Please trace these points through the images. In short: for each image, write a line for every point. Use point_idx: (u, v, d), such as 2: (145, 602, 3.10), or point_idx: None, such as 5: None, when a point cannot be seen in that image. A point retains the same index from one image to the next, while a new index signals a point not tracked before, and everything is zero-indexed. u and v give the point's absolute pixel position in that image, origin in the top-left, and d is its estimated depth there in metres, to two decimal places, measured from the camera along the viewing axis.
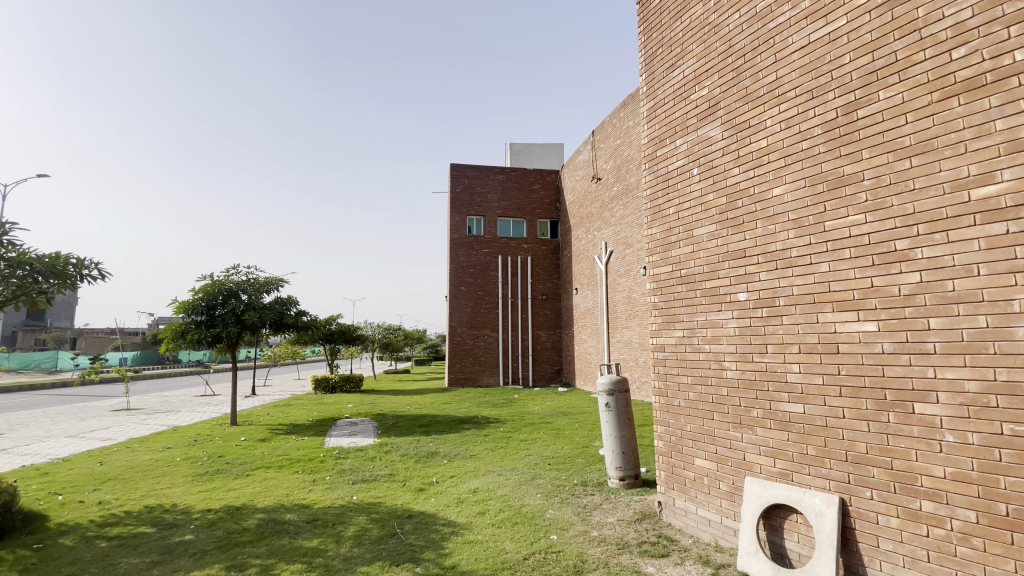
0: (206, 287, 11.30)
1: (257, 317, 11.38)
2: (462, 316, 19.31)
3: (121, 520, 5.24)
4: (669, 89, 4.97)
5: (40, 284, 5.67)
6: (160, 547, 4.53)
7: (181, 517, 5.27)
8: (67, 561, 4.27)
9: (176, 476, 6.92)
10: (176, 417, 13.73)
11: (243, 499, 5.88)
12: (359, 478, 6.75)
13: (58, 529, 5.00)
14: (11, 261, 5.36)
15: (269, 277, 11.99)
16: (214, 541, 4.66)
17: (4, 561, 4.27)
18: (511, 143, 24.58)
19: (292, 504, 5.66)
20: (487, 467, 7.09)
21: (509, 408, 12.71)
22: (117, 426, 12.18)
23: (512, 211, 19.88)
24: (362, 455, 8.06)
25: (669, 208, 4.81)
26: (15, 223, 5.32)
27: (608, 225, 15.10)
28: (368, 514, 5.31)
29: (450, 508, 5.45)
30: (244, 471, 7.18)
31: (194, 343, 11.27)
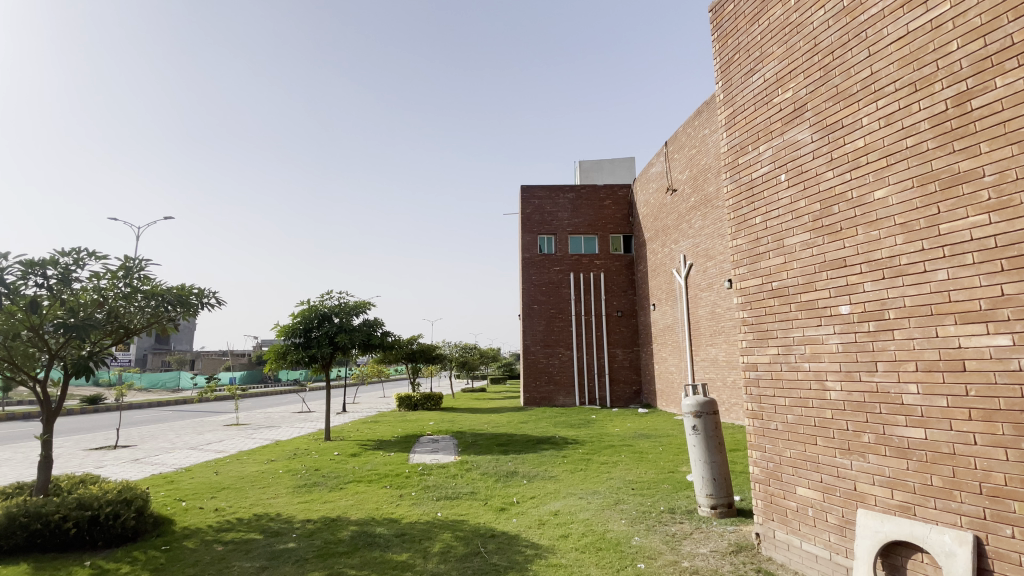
0: (304, 311, 12.31)
1: (348, 338, 12.14)
2: (536, 335, 19.36)
3: (233, 527, 5.74)
4: (747, 95, 4.77)
5: (169, 312, 6.46)
6: (268, 553, 4.91)
7: (285, 526, 5.68)
8: (189, 563, 4.74)
9: (279, 487, 7.47)
10: (277, 432, 14.92)
11: (338, 511, 6.24)
12: (442, 495, 6.90)
13: (182, 533, 5.58)
14: (146, 293, 6.18)
15: (358, 301, 12.80)
16: (314, 549, 4.97)
17: (139, 560, 4.82)
18: (580, 161, 24.60)
19: (382, 518, 5.91)
20: (567, 489, 6.97)
21: (588, 429, 12.46)
22: (228, 439, 13.44)
23: (583, 228, 19.80)
24: (444, 472, 8.25)
25: (755, 217, 4.57)
26: (147, 260, 6.14)
27: (686, 238, 14.58)
28: (453, 531, 5.41)
29: (532, 529, 5.41)
30: (338, 484, 7.62)
31: (294, 363, 12.25)
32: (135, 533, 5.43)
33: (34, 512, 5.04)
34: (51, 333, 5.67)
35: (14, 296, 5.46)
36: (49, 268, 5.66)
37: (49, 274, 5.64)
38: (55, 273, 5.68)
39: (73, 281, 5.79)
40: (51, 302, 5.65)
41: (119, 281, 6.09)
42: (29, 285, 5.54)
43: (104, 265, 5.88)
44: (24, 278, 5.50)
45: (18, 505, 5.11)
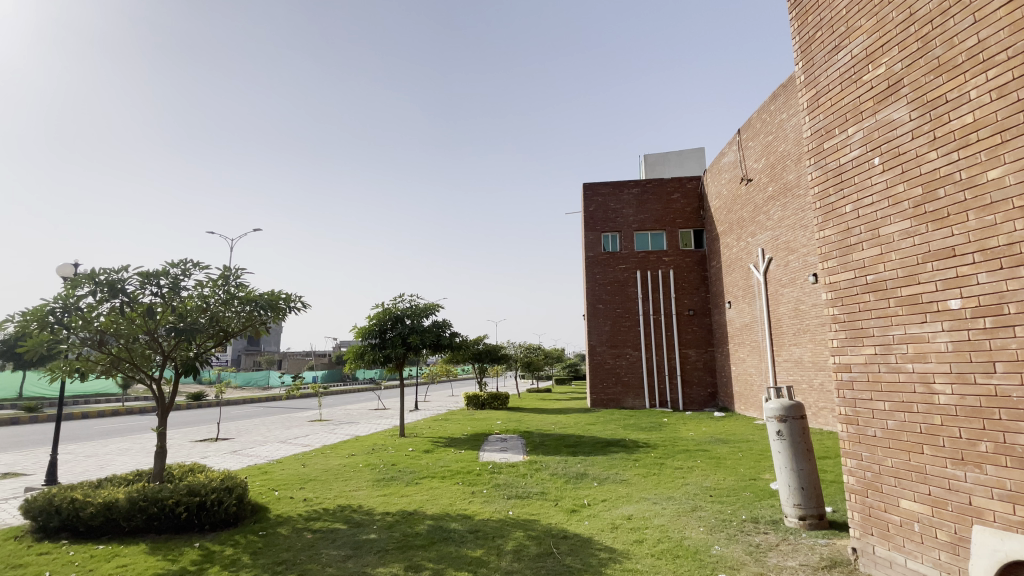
0: (378, 313, 12.93)
1: (419, 339, 12.59)
2: (602, 335, 19.06)
3: (321, 516, 6.14)
4: (832, 74, 4.43)
5: (261, 316, 7.04)
6: (352, 542, 5.20)
7: (367, 518, 5.99)
8: (283, 548, 5.12)
9: (360, 480, 7.90)
10: (356, 428, 15.78)
11: (415, 505, 6.49)
12: (513, 493, 6.98)
13: (276, 520, 6.05)
14: (242, 299, 6.76)
15: (428, 303, 13.24)
16: (394, 541, 5.19)
17: (240, 544, 5.27)
18: (645, 155, 23.92)
19: (456, 514, 6.07)
20: (640, 493, 6.80)
21: (659, 432, 12.10)
22: (312, 434, 14.37)
23: (650, 224, 19.24)
24: (514, 471, 8.33)
25: (845, 205, 4.22)
26: (242, 269, 6.70)
27: (763, 230, 13.76)
28: (525, 530, 5.46)
29: (604, 532, 5.33)
30: (414, 479, 7.92)
31: (371, 363, 12.89)
32: (236, 519, 5.95)
33: (152, 497, 5.65)
34: (164, 336, 6.35)
35: (134, 303, 6.18)
36: (162, 278, 6.34)
37: (161, 284, 6.32)
38: (166, 283, 6.36)
39: (182, 289, 6.46)
40: (163, 309, 6.33)
41: (219, 289, 6.70)
42: (146, 294, 6.25)
43: (206, 274, 6.49)
44: (142, 287, 6.21)
45: (138, 491, 5.74)
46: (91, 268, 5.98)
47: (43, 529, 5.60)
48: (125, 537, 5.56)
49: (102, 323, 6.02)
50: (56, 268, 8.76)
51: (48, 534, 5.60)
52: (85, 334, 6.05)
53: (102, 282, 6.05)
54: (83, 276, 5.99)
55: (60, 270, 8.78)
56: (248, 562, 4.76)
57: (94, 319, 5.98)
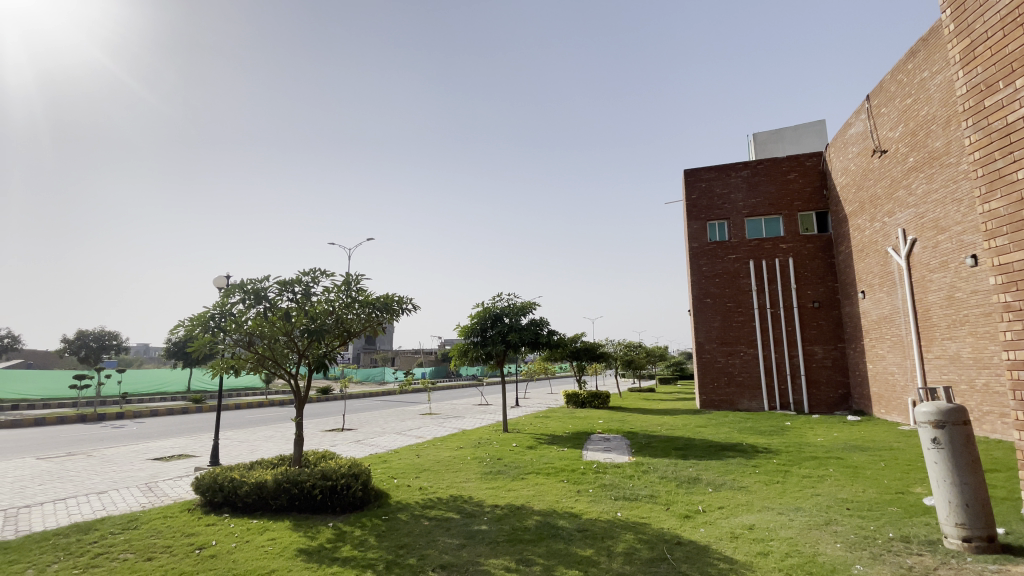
0: (479, 313, 13.38)
1: (518, 337, 12.82)
2: (711, 331, 17.95)
3: (435, 505, 6.49)
4: (990, 19, 3.73)
5: (378, 318, 7.64)
6: (466, 532, 5.42)
7: (477, 509, 6.21)
8: (404, 532, 5.49)
9: (469, 473, 8.24)
10: (462, 423, 16.47)
11: (522, 499, 6.60)
12: (620, 494, 6.81)
13: (395, 506, 6.52)
14: (361, 302, 7.40)
15: (524, 302, 13.42)
16: (504, 534, 5.32)
17: (367, 526, 5.74)
18: (754, 134, 22.10)
19: (564, 512, 6.07)
20: (762, 502, 6.26)
21: (781, 437, 11.08)
22: (422, 427, 15.27)
23: (763, 208, 17.74)
24: (620, 472, 8.12)
25: (1017, 171, 3.53)
26: (360, 275, 7.31)
27: (903, 208, 12.03)
28: (636, 533, 5.30)
29: (723, 541, 5.00)
30: (521, 474, 8.07)
31: (473, 360, 13.38)
32: (362, 503, 6.50)
33: (293, 480, 6.37)
34: (298, 337, 7.13)
35: (275, 308, 7.03)
36: (296, 285, 7.12)
37: (295, 290, 7.10)
38: (300, 289, 7.14)
39: (312, 295, 7.21)
40: (298, 312, 7.14)
41: (342, 293, 7.37)
42: (284, 300, 7.09)
43: (332, 281, 7.18)
44: (281, 294, 7.04)
45: (282, 474, 6.50)
46: (241, 279, 6.90)
47: (210, 503, 6.56)
48: (273, 514, 6.32)
49: (250, 325, 6.90)
50: (213, 280, 10.22)
51: (213, 508, 6.54)
52: (237, 336, 6.98)
53: (249, 291, 6.95)
54: (235, 286, 6.92)
55: (215, 282, 10.23)
56: (374, 543, 5.16)
57: (243, 323, 6.88)
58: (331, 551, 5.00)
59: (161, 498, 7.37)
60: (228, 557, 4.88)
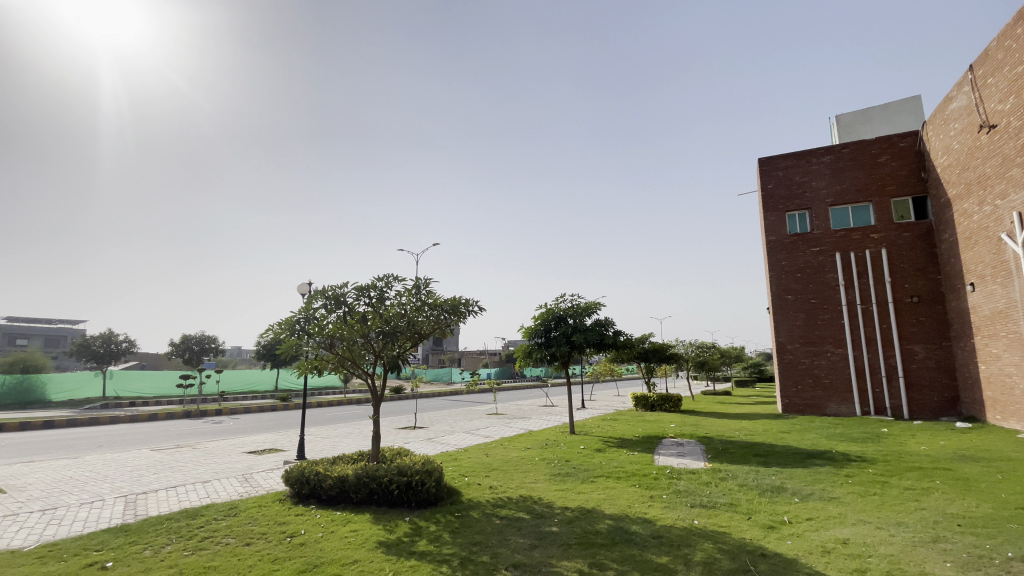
0: (543, 314, 13.38)
1: (583, 337, 12.69)
2: (792, 330, 16.84)
3: (506, 504, 6.57)
4: None
5: (446, 320, 7.86)
6: (536, 533, 5.43)
7: (547, 511, 6.21)
8: (476, 530, 5.59)
9: (538, 473, 8.26)
10: (529, 423, 16.52)
11: (592, 503, 6.52)
12: (696, 501, 6.54)
13: (468, 503, 6.67)
14: (431, 305, 7.65)
15: (589, 302, 13.25)
16: (575, 537, 5.28)
17: (441, 522, 5.91)
18: (836, 116, 20.49)
19: (636, 517, 5.92)
20: (855, 515, 5.77)
21: (876, 445, 10.16)
22: (490, 427, 15.49)
23: (850, 195, 16.39)
24: (695, 478, 7.79)
25: None
26: (429, 279, 7.56)
27: (1019, 188, 10.66)
28: (714, 542, 5.07)
29: (812, 556, 4.65)
30: (590, 477, 7.97)
31: (539, 360, 13.41)
32: (436, 499, 6.71)
33: (371, 475, 6.70)
34: (374, 339, 7.50)
35: (353, 312, 7.44)
36: (371, 290, 7.49)
37: (371, 295, 7.46)
38: (375, 294, 7.49)
39: (386, 299, 7.55)
40: (374, 316, 7.51)
41: (413, 296, 7.66)
42: (361, 304, 7.47)
43: (403, 285, 7.47)
44: (358, 299, 7.43)
45: (362, 469, 6.85)
46: (322, 286, 7.35)
47: (298, 495, 7.04)
48: (354, 507, 6.66)
49: (330, 329, 7.36)
50: (297, 287, 10.97)
51: (302, 499, 7.01)
52: (320, 338, 7.47)
53: (330, 296, 7.39)
54: (317, 292, 7.39)
55: (299, 288, 10.97)
56: (448, 539, 5.32)
57: (325, 326, 7.36)
58: (407, 545, 5.19)
59: (255, 488, 8.02)
60: (315, 546, 5.21)
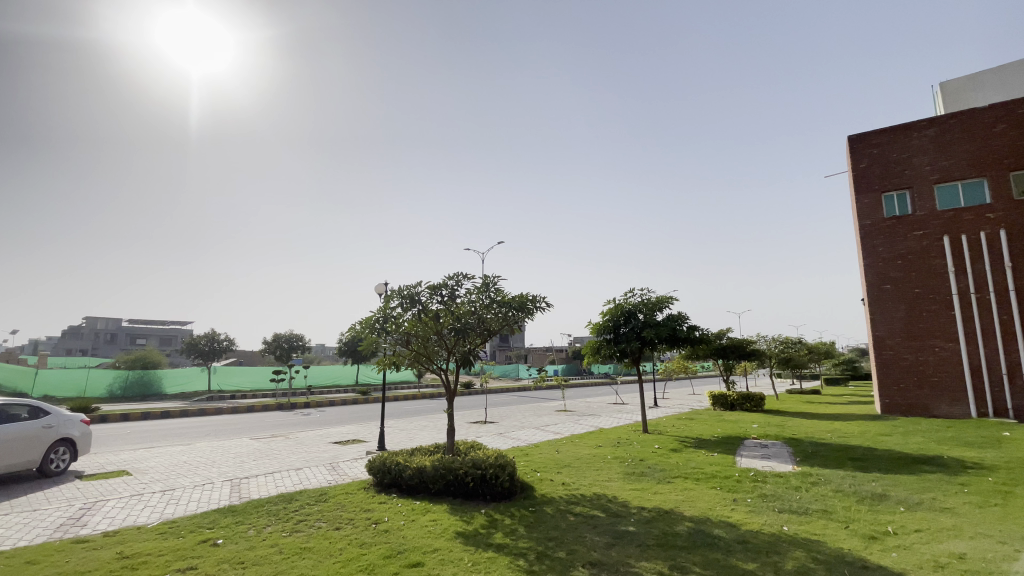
0: (612, 309, 13.10)
1: (655, 333, 12.29)
2: (892, 323, 15.33)
3: (580, 501, 6.53)
4: None
5: (514, 316, 7.93)
6: (613, 532, 5.34)
7: (623, 510, 6.09)
8: (551, 525, 5.60)
9: (611, 472, 8.13)
10: (600, 420, 16.28)
11: (670, 504, 6.31)
12: (785, 507, 6.14)
13: (541, 499, 6.70)
14: (499, 302, 7.74)
15: (660, 297, 12.81)
16: (654, 538, 5.14)
17: (516, 516, 5.98)
18: (941, 83, 18.35)
19: (719, 520, 5.66)
20: (974, 527, 5.15)
21: (999, 451, 8.99)
22: (560, 424, 15.44)
23: (959, 171, 14.65)
24: (783, 482, 7.30)
25: None
26: (498, 276, 7.66)
27: None
28: (808, 551, 4.72)
29: (924, 571, 4.21)
30: (667, 477, 7.72)
31: (609, 357, 13.16)
32: (510, 493, 6.80)
33: (448, 466, 6.92)
34: (447, 335, 7.73)
35: (426, 310, 7.71)
36: (443, 289, 7.71)
37: (442, 293, 7.69)
38: (446, 292, 7.71)
39: (457, 297, 7.74)
40: (446, 314, 7.73)
41: (482, 294, 7.79)
42: (434, 302, 7.73)
43: (473, 283, 7.63)
44: (431, 297, 7.68)
45: (439, 461, 7.09)
46: (398, 285, 7.68)
47: (381, 483, 7.42)
48: (433, 497, 6.90)
49: (406, 325, 7.69)
50: (374, 288, 11.54)
51: (384, 487, 7.37)
52: (397, 335, 7.81)
53: (405, 295, 7.71)
54: (393, 292, 7.73)
55: (376, 289, 11.54)
56: (524, 533, 5.37)
57: (401, 324, 7.70)
58: (485, 536, 5.30)
59: (342, 476, 8.55)
60: (398, 533, 5.46)
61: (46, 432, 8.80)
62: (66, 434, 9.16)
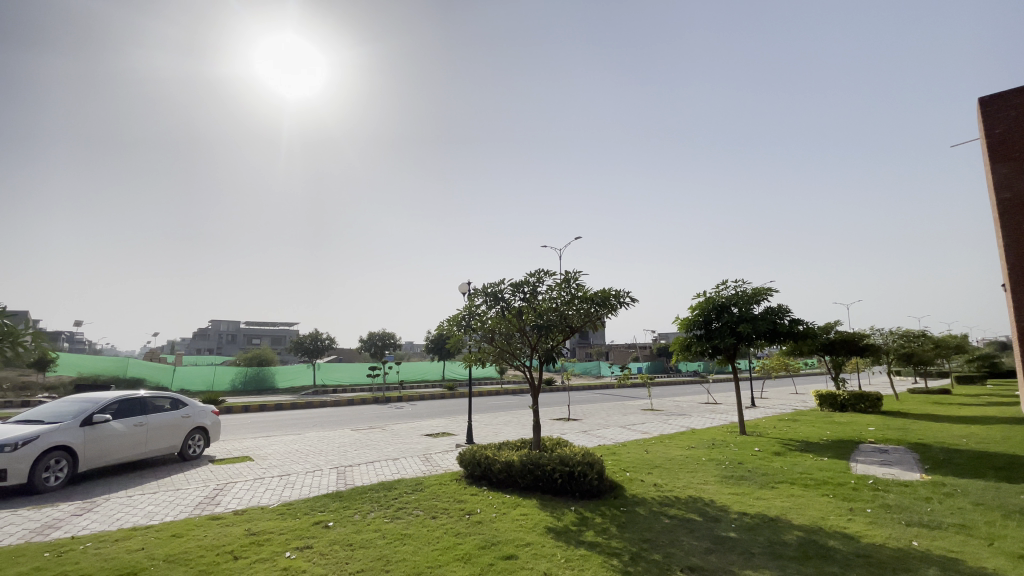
0: (702, 303, 12.44)
1: (751, 328, 11.50)
2: None
3: (674, 503, 6.28)
4: None
5: (597, 312, 7.82)
6: (712, 537, 5.07)
7: (722, 514, 5.76)
8: (644, 527, 5.44)
9: (707, 474, 7.72)
10: (690, 420, 15.57)
11: (775, 511, 5.87)
12: (914, 519, 5.47)
13: (632, 499, 6.53)
14: (582, 298, 7.65)
15: (757, 288, 11.96)
16: (758, 546, 4.81)
17: (607, 515, 5.88)
18: None
19: (834, 531, 5.17)
20: None
21: None
22: (648, 423, 14.97)
23: None
24: (909, 492, 6.52)
25: None
26: (579, 272, 7.57)
27: None
28: (943, 570, 4.17)
29: None
30: (769, 482, 7.20)
31: (700, 353, 12.52)
32: (600, 492, 6.71)
33: (536, 462, 6.96)
34: (529, 332, 7.78)
35: (509, 308, 7.81)
36: (525, 285, 7.78)
37: (525, 290, 7.76)
38: (528, 289, 7.76)
39: (538, 294, 7.76)
40: (529, 311, 7.78)
41: (564, 290, 7.75)
42: (516, 299, 7.81)
43: (554, 278, 7.61)
44: (514, 294, 7.77)
45: (526, 456, 7.16)
46: (482, 283, 7.85)
47: (472, 475, 7.64)
48: (522, 491, 6.98)
49: (490, 323, 7.86)
50: (459, 287, 11.94)
51: (474, 480, 7.58)
52: (482, 333, 8.00)
53: (489, 293, 7.87)
54: (477, 290, 7.92)
55: (460, 288, 11.93)
56: (616, 533, 5.26)
57: (485, 321, 7.87)
58: (576, 534, 5.27)
59: (435, 467, 8.93)
60: (491, 525, 5.59)
61: (184, 421, 10.08)
62: (200, 423, 10.42)
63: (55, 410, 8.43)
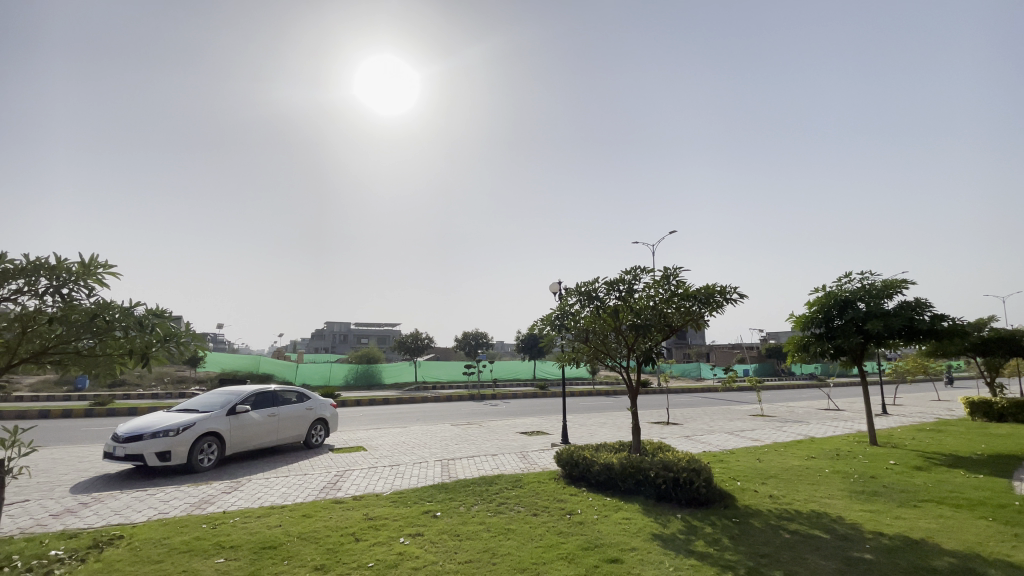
0: (821, 299, 11.29)
1: (883, 325, 10.22)
2: None
3: (794, 517, 5.77)
4: None
5: (698, 309, 7.43)
6: (842, 557, 4.59)
7: (853, 533, 5.19)
8: (761, 541, 5.06)
9: (833, 488, 6.99)
10: (808, 428, 14.22)
11: (919, 533, 5.16)
12: None
13: (745, 510, 6.11)
14: (683, 295, 7.31)
15: (889, 281, 10.61)
16: (899, 571, 4.26)
17: (717, 525, 5.56)
18: None
19: (997, 559, 4.43)
20: None
21: None
22: (758, 429, 13.91)
23: None
24: None
25: None
26: (679, 269, 7.24)
27: None
28: None
29: None
30: (909, 500, 6.34)
31: (820, 354, 11.37)
32: (708, 500, 6.35)
33: (637, 466, 6.77)
34: (626, 331, 7.59)
35: (604, 306, 7.67)
36: (620, 284, 7.60)
37: (620, 288, 7.57)
38: (624, 287, 7.57)
39: (634, 292, 7.55)
40: (625, 309, 7.58)
41: (662, 287, 7.45)
42: (612, 298, 7.65)
43: (652, 276, 7.35)
44: (609, 293, 7.63)
45: (626, 459, 6.99)
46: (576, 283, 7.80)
47: (569, 475, 7.61)
48: (623, 494, 6.83)
49: (585, 322, 7.79)
50: (550, 287, 12.00)
51: (573, 480, 7.55)
52: (576, 332, 7.95)
53: (583, 293, 7.80)
54: (572, 289, 7.88)
55: (552, 289, 11.97)
56: (729, 545, 4.95)
57: (580, 321, 7.82)
58: (684, 542, 5.04)
59: (534, 465, 9.02)
60: (593, 527, 5.53)
61: (308, 413, 11.16)
62: (320, 415, 11.47)
63: (207, 402, 9.76)
